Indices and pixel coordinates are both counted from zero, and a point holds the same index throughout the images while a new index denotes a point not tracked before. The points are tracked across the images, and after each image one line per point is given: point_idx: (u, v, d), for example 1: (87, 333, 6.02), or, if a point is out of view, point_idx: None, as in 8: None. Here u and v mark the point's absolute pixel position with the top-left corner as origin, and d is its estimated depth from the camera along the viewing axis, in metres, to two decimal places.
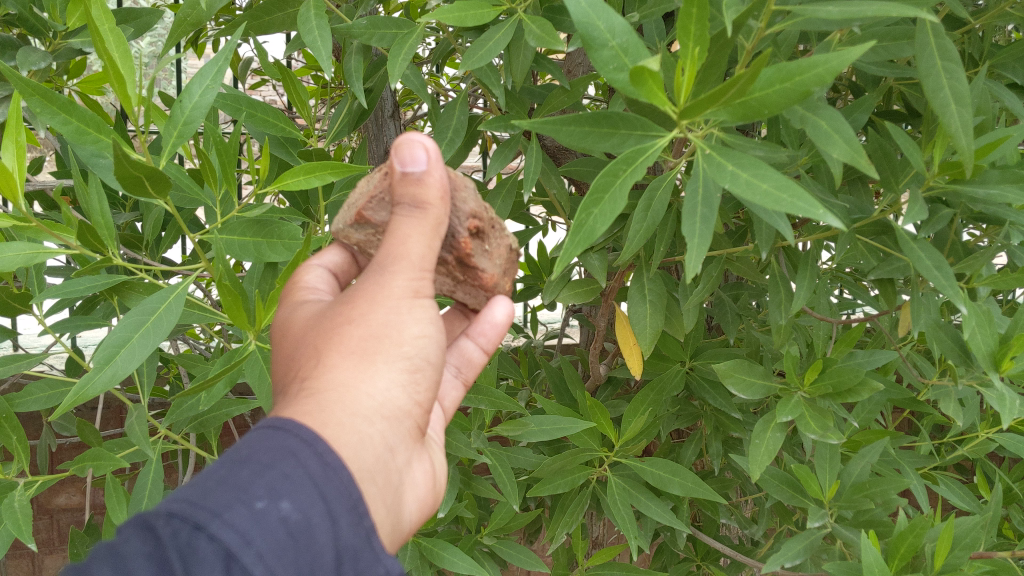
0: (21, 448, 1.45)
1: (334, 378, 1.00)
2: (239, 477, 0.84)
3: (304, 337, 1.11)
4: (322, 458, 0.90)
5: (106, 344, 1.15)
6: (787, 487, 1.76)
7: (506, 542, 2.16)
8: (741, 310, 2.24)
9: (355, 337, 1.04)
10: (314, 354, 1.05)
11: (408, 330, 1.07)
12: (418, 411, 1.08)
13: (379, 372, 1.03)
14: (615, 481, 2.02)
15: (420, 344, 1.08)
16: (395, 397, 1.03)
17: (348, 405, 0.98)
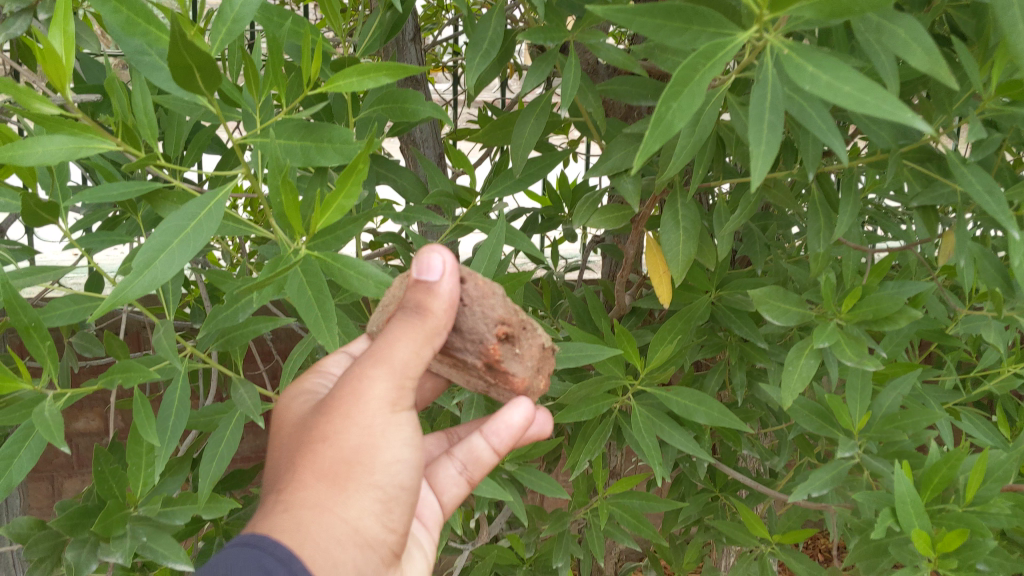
0: (50, 360, 1.44)
1: (319, 496, 1.23)
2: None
3: (293, 447, 1.31)
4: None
5: (147, 246, 1.12)
6: (817, 417, 1.74)
7: (527, 468, 2.16)
8: (770, 241, 2.21)
9: (335, 454, 1.26)
10: (298, 469, 1.26)
11: (381, 454, 1.30)
12: (389, 536, 1.33)
13: (358, 497, 1.27)
14: (639, 410, 2.00)
15: (388, 473, 1.32)
16: (364, 524, 1.28)
17: (326, 528, 1.21)
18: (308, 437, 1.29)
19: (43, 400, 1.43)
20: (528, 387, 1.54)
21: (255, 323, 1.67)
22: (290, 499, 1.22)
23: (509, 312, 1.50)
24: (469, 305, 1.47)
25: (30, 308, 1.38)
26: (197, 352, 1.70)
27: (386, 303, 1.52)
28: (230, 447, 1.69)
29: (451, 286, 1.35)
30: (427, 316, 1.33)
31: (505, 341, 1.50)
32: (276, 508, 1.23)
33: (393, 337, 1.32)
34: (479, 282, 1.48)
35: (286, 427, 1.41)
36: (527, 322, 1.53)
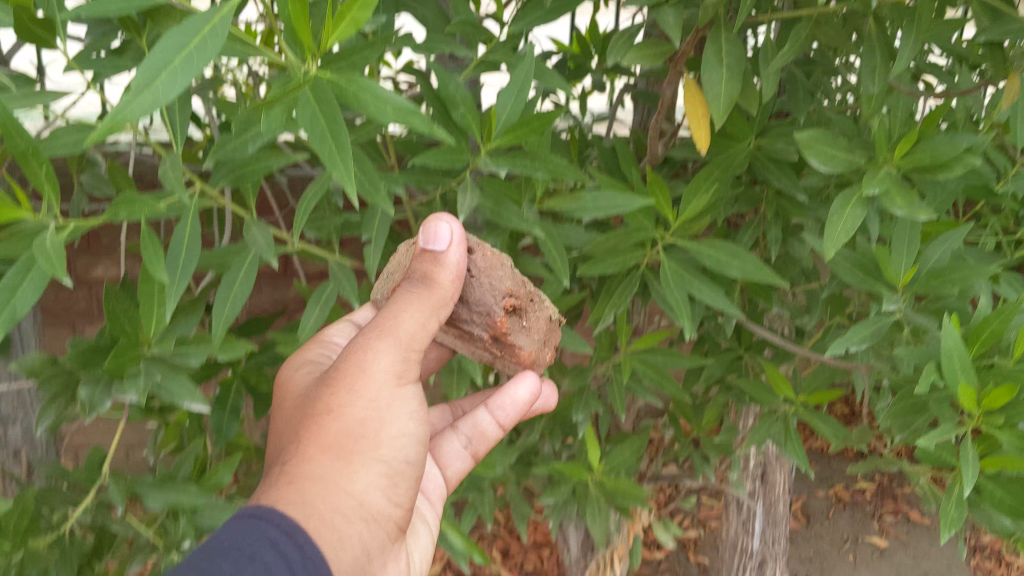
0: (51, 188, 1.37)
1: (323, 471, 1.36)
2: (226, 548, 1.18)
3: (298, 421, 1.46)
4: (312, 552, 1.25)
5: (147, 61, 0.93)
6: (859, 270, 1.66)
7: (550, 322, 2.06)
8: (814, 89, 2.08)
9: (340, 425, 1.42)
10: (302, 443, 1.40)
11: (382, 428, 1.46)
12: (389, 510, 1.48)
13: (361, 470, 1.42)
14: (669, 263, 1.91)
15: (389, 445, 1.48)
16: (367, 497, 1.42)
17: (332, 498, 1.35)
18: (311, 415, 1.44)
19: (46, 231, 1.36)
20: (536, 360, 1.73)
21: (268, 158, 1.58)
22: (293, 472, 1.35)
23: (513, 283, 1.70)
24: (476, 278, 1.66)
25: (27, 132, 1.29)
26: (207, 188, 1.61)
27: (394, 268, 1.69)
28: (245, 289, 1.63)
29: (456, 258, 1.55)
30: (432, 288, 1.53)
31: (513, 315, 1.69)
32: (281, 480, 1.35)
33: (399, 311, 1.51)
34: (486, 254, 1.67)
35: (289, 410, 1.55)
36: (534, 295, 1.73)
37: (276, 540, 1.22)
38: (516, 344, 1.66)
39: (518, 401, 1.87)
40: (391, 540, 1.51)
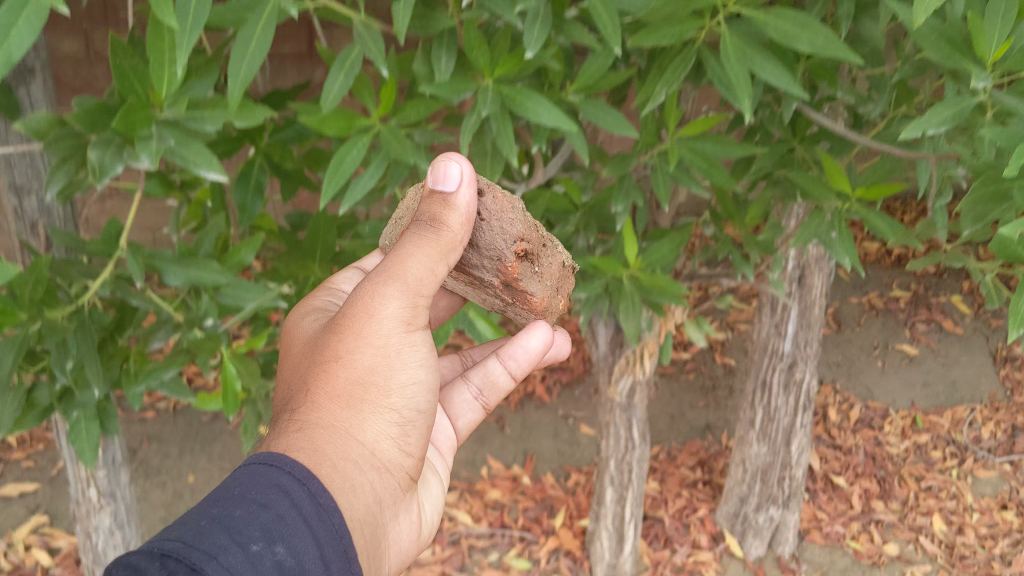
0: None
1: (332, 421, 1.33)
2: (241, 497, 1.19)
3: (306, 365, 1.42)
4: (323, 500, 1.24)
5: None
6: (948, 44, 1.47)
7: (595, 102, 1.85)
8: None
9: (349, 373, 1.36)
10: (311, 388, 1.36)
11: (392, 375, 1.40)
12: (402, 456, 1.44)
13: (371, 419, 1.37)
14: (730, 36, 1.70)
15: (401, 393, 1.42)
16: (380, 445, 1.39)
17: (343, 447, 1.32)
18: (320, 360, 1.38)
19: None
20: (548, 306, 1.65)
21: None
22: (304, 421, 1.32)
23: (527, 228, 1.59)
24: (486, 223, 1.55)
25: None
26: None
27: (404, 217, 1.63)
28: (262, 47, 1.46)
29: (465, 201, 1.46)
30: (440, 233, 1.43)
31: (523, 259, 1.59)
32: (292, 425, 1.32)
33: (407, 254, 1.42)
34: (496, 197, 1.57)
35: (298, 355, 1.49)
36: (546, 241, 1.64)
37: (288, 492, 1.21)
38: (523, 288, 1.57)
39: (530, 350, 1.83)
40: (405, 488, 1.48)
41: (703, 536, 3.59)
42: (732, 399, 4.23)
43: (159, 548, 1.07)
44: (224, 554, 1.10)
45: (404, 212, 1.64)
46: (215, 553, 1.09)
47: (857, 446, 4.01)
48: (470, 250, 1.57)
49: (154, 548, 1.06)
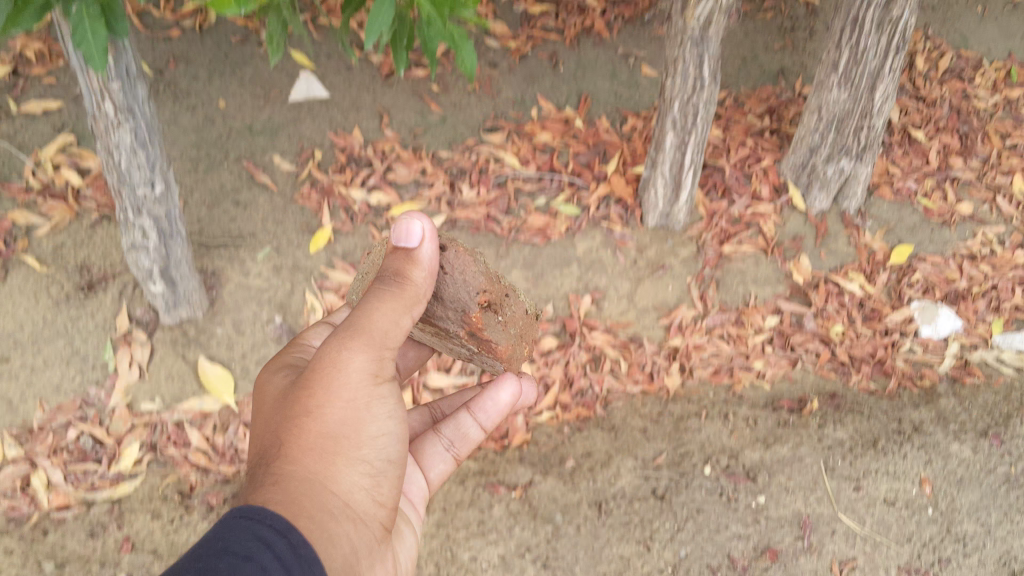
0: None
1: (308, 476, 1.17)
2: (224, 549, 0.98)
3: (273, 417, 1.27)
4: (307, 557, 1.06)
5: None
6: None
7: None
8: None
9: (321, 427, 1.22)
10: (281, 438, 1.21)
11: (365, 428, 1.27)
12: (378, 511, 1.29)
13: (346, 474, 1.23)
14: None
15: (375, 446, 1.29)
16: (355, 499, 1.23)
17: (321, 499, 1.16)
18: (287, 416, 1.24)
19: None
20: (510, 353, 1.65)
21: None
22: (276, 477, 1.16)
23: (490, 282, 1.58)
24: (450, 275, 1.52)
25: None
26: None
27: (364, 278, 1.59)
28: None
29: (429, 254, 1.41)
30: (407, 288, 1.36)
31: (487, 310, 1.59)
32: (265, 479, 1.16)
33: (373, 306, 1.32)
34: (458, 251, 1.53)
35: (261, 412, 1.32)
36: (507, 294, 1.63)
37: (273, 551, 1.02)
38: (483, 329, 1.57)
39: (498, 403, 1.73)
40: (383, 546, 1.31)
41: (765, 187, 3.25)
42: (814, 42, 3.76)
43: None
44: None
45: (367, 270, 1.61)
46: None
47: (942, 99, 3.64)
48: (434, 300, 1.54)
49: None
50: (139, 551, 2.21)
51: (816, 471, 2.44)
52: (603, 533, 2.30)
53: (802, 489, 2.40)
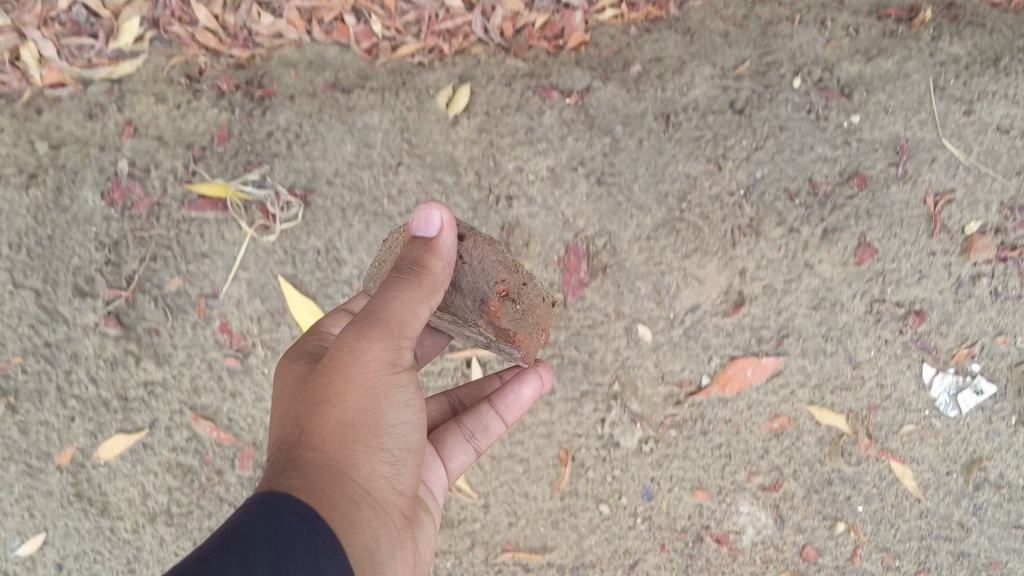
0: None
1: (330, 473, 0.96)
2: (246, 546, 0.84)
3: (290, 405, 1.05)
4: (338, 562, 0.90)
5: None
6: None
7: None
8: None
9: (341, 412, 1.00)
10: (302, 422, 1.01)
11: (388, 415, 1.04)
12: (403, 500, 1.07)
13: (370, 466, 1.02)
14: None
15: (397, 434, 1.06)
16: (379, 489, 1.02)
17: (347, 489, 0.96)
18: (303, 407, 1.02)
19: None
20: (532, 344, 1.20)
21: None
22: (292, 471, 0.96)
23: (512, 266, 1.15)
24: (466, 262, 1.14)
25: None
26: None
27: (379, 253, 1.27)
28: None
29: (451, 243, 1.07)
30: (426, 273, 1.03)
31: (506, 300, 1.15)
32: (284, 465, 0.97)
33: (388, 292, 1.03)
34: (480, 239, 1.15)
35: (279, 384, 1.11)
36: (529, 274, 1.18)
37: (300, 545, 0.86)
38: (514, 332, 1.15)
39: (521, 400, 1.45)
40: (409, 538, 1.09)
41: None
42: None
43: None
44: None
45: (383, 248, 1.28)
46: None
47: None
48: (450, 296, 1.16)
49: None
50: (142, 138, 1.76)
51: (925, 92, 1.75)
52: (668, 149, 1.76)
53: (904, 111, 1.76)
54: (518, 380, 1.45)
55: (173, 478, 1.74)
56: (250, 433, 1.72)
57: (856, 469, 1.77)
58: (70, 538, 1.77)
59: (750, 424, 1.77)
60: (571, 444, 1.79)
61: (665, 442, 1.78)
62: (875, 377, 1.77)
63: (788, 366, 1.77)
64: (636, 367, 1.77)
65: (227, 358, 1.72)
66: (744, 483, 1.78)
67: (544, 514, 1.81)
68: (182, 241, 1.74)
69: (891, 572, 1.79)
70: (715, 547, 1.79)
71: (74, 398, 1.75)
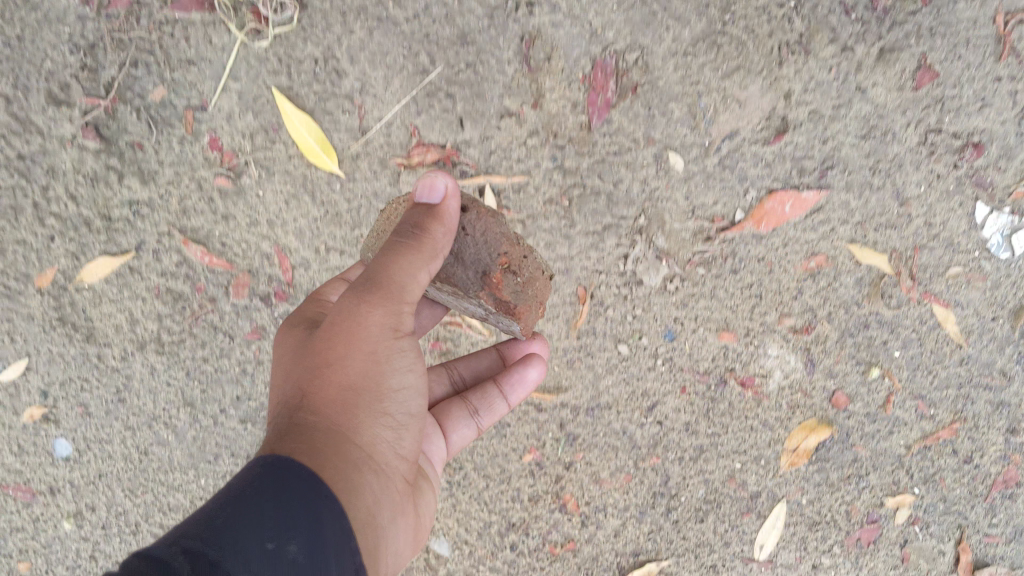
0: None
1: (331, 439, 0.95)
2: (252, 509, 0.85)
3: (293, 367, 1.03)
4: (340, 527, 0.91)
5: None
6: None
7: None
8: None
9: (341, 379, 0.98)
10: (303, 387, 0.99)
11: (389, 380, 1.02)
12: (404, 463, 1.06)
13: (373, 430, 1.00)
14: None
15: (399, 398, 1.03)
16: (379, 453, 1.01)
17: (348, 456, 0.95)
18: (305, 371, 1.00)
19: None
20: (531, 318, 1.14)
21: None
22: (293, 436, 0.94)
23: (519, 245, 1.09)
24: (469, 238, 1.07)
25: None
26: None
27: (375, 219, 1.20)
28: None
29: (456, 212, 1.01)
30: (428, 238, 0.97)
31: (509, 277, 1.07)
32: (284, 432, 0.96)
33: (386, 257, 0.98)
34: (483, 210, 1.08)
35: (282, 343, 1.09)
36: (530, 246, 1.11)
37: (303, 509, 0.87)
38: (516, 308, 1.08)
39: (526, 381, 1.38)
40: (409, 496, 1.08)
41: None
42: None
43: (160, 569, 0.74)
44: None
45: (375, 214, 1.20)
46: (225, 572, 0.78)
47: None
48: (451, 267, 1.09)
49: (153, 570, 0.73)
50: None
51: None
52: None
53: None
54: (523, 359, 1.38)
55: (164, 306, 1.56)
56: (245, 259, 1.55)
57: (895, 314, 1.62)
58: (55, 364, 1.58)
59: (784, 263, 1.59)
60: (590, 281, 1.60)
61: (691, 281, 1.60)
62: (923, 214, 1.59)
63: (830, 201, 1.59)
64: (664, 200, 1.57)
65: (218, 178, 1.53)
66: (773, 325, 1.61)
67: (558, 354, 1.63)
68: (165, 44, 1.50)
69: (925, 422, 1.64)
70: (739, 392, 1.63)
71: (52, 216, 1.53)
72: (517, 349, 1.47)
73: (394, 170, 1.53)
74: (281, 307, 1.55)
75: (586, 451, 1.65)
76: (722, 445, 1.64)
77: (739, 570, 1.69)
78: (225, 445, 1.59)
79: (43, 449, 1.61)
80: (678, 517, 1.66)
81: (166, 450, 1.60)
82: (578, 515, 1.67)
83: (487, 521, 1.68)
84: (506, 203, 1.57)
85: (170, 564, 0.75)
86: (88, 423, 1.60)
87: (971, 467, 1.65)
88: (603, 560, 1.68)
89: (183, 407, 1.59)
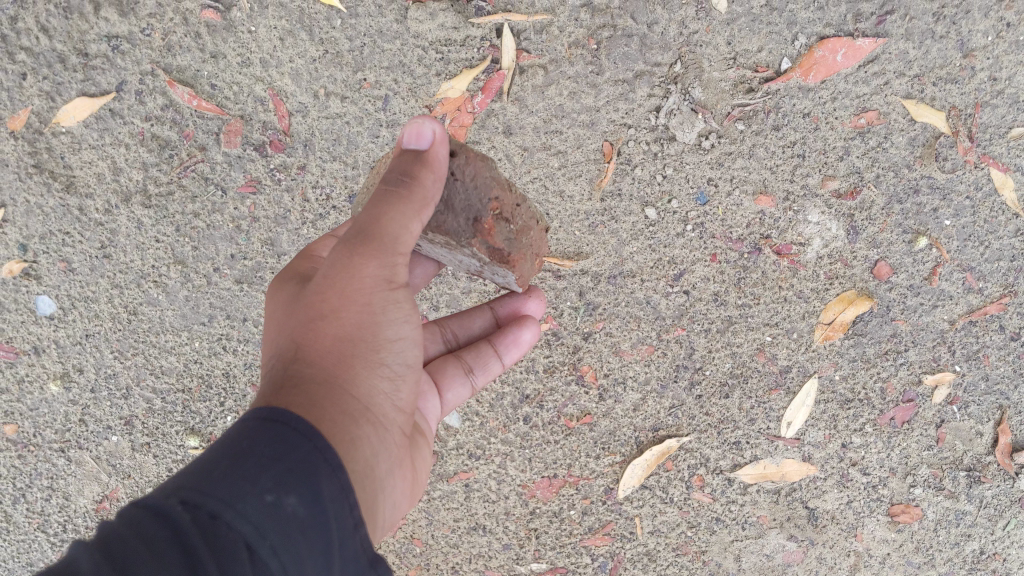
0: None
1: (325, 393, 0.87)
2: (251, 458, 0.76)
3: (286, 322, 0.94)
4: (340, 484, 0.80)
5: None
6: None
7: None
8: None
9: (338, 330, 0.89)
10: (298, 338, 0.91)
11: (386, 330, 0.93)
12: (401, 416, 0.98)
13: (368, 383, 0.92)
14: None
15: (396, 349, 0.95)
16: (376, 406, 0.93)
17: (343, 408, 0.88)
18: (296, 322, 0.92)
19: None
20: (525, 268, 1.06)
21: None
22: (286, 391, 0.86)
23: (510, 190, 1.01)
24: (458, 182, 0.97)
25: None
26: None
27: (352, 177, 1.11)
28: None
29: (447, 159, 0.92)
30: (418, 184, 0.89)
31: (502, 221, 0.99)
32: (276, 385, 0.88)
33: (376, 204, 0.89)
34: (473, 154, 0.98)
35: (271, 293, 1.01)
36: (523, 197, 1.04)
37: (301, 463, 0.78)
38: (510, 256, 1.01)
39: (520, 343, 1.28)
40: (405, 449, 1.01)
41: None
42: None
43: (149, 525, 0.67)
44: (240, 548, 0.70)
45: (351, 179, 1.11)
46: (222, 528, 0.70)
47: None
48: (439, 217, 0.98)
49: (138, 525, 0.67)
50: None
51: None
52: None
53: None
54: (517, 321, 1.28)
55: (149, 154, 1.43)
56: (237, 104, 1.41)
57: (950, 178, 1.46)
58: (33, 216, 1.46)
59: (832, 120, 1.44)
60: (617, 137, 1.44)
61: (729, 139, 1.45)
62: (988, 68, 1.42)
63: (887, 51, 1.41)
64: (703, 45, 1.41)
65: (204, 11, 1.37)
66: (816, 189, 1.47)
67: (580, 217, 1.47)
68: None
69: (972, 296, 1.51)
70: (774, 261, 1.49)
71: (22, 52, 1.38)
72: (512, 308, 1.32)
73: (401, 5, 1.37)
74: (277, 158, 1.43)
75: (607, 321, 1.51)
76: (753, 316, 1.51)
77: (764, 448, 1.58)
78: (220, 307, 1.49)
79: (24, 307, 1.50)
80: (702, 392, 1.55)
81: (157, 310, 1.50)
82: (596, 388, 1.54)
83: (500, 393, 1.55)
84: (526, 45, 1.40)
85: (160, 521, 0.68)
86: (71, 280, 1.49)
87: (1019, 344, 1.54)
88: (621, 435, 1.56)
89: (173, 264, 1.48)
